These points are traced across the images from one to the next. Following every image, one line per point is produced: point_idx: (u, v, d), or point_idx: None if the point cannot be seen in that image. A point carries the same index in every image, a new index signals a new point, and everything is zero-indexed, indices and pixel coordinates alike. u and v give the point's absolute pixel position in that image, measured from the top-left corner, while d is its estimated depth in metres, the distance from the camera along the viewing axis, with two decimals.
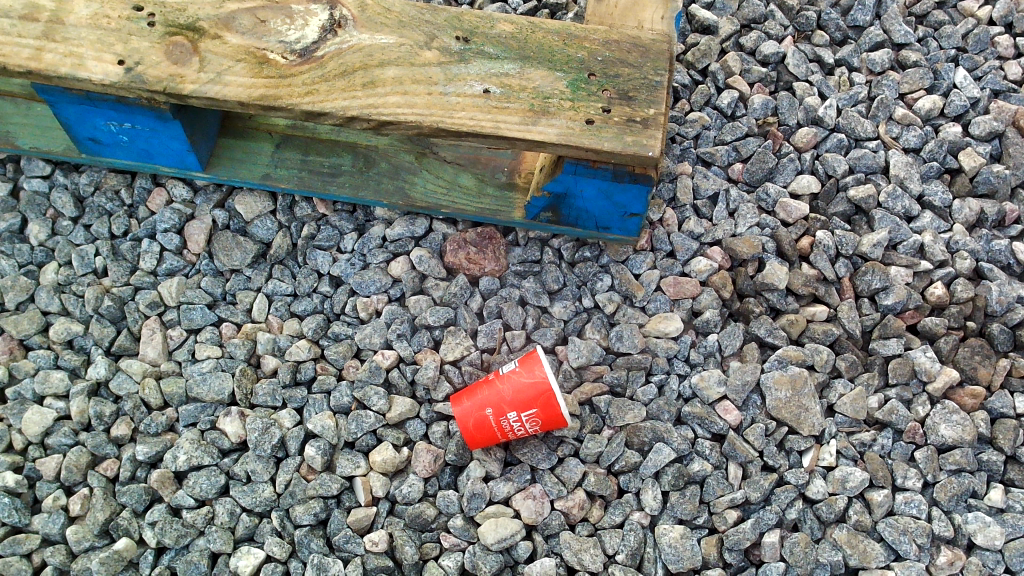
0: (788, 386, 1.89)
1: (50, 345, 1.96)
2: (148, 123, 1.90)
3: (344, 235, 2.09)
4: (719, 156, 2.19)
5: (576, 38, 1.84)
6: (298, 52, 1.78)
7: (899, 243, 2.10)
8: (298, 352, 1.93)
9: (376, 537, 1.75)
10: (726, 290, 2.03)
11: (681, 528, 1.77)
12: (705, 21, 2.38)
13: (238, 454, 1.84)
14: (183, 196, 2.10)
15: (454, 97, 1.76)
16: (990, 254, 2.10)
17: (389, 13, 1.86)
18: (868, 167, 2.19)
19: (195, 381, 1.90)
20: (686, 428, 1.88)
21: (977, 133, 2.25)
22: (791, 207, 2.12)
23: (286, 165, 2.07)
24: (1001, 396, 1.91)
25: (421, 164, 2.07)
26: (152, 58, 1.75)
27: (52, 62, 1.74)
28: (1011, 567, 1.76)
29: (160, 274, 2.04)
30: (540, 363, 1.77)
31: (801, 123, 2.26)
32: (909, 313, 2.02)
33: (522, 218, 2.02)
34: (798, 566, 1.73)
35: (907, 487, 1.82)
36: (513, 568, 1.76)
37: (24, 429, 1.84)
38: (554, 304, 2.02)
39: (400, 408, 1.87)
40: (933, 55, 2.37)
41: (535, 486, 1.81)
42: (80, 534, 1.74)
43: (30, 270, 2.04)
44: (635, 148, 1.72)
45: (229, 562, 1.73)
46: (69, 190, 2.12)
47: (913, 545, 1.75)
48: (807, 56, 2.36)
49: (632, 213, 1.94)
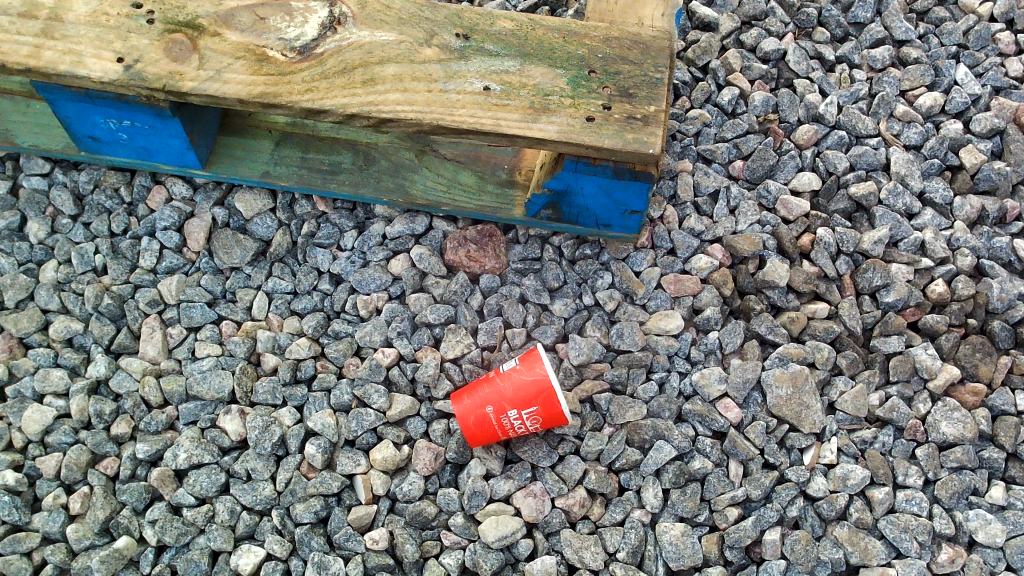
0: (789, 383, 1.88)
1: (50, 343, 1.96)
2: (148, 120, 1.89)
3: (344, 232, 2.08)
4: (719, 154, 2.19)
5: (576, 35, 1.84)
6: (298, 49, 1.78)
7: (900, 240, 2.10)
8: (298, 350, 1.93)
9: (376, 535, 1.75)
10: (726, 287, 2.03)
11: (682, 526, 1.76)
12: (705, 18, 2.38)
13: (238, 452, 1.84)
14: (183, 194, 2.10)
15: (455, 95, 1.76)
16: (991, 251, 2.10)
17: (388, 10, 1.85)
18: (869, 164, 2.19)
19: (195, 379, 1.89)
20: (687, 425, 1.87)
21: (978, 130, 2.25)
22: (792, 204, 2.12)
23: (286, 162, 2.07)
24: (1002, 393, 1.91)
25: (421, 161, 2.07)
26: (152, 55, 1.75)
27: (52, 60, 1.74)
28: (1012, 564, 1.76)
29: (160, 272, 2.04)
30: (540, 361, 1.76)
31: (802, 120, 2.25)
32: (910, 310, 2.02)
33: (522, 216, 2.02)
34: (799, 564, 1.73)
35: (908, 485, 1.82)
36: (513, 566, 1.76)
37: (24, 427, 1.84)
38: (554, 301, 2.02)
39: (401, 406, 1.87)
40: (934, 51, 2.36)
41: (536, 483, 1.81)
42: (80, 533, 1.74)
43: (29, 268, 2.04)
44: (636, 146, 1.72)
45: (230, 560, 1.73)
46: (69, 188, 2.11)
47: (914, 543, 1.74)
48: (807, 53, 2.36)
49: (632, 211, 1.94)
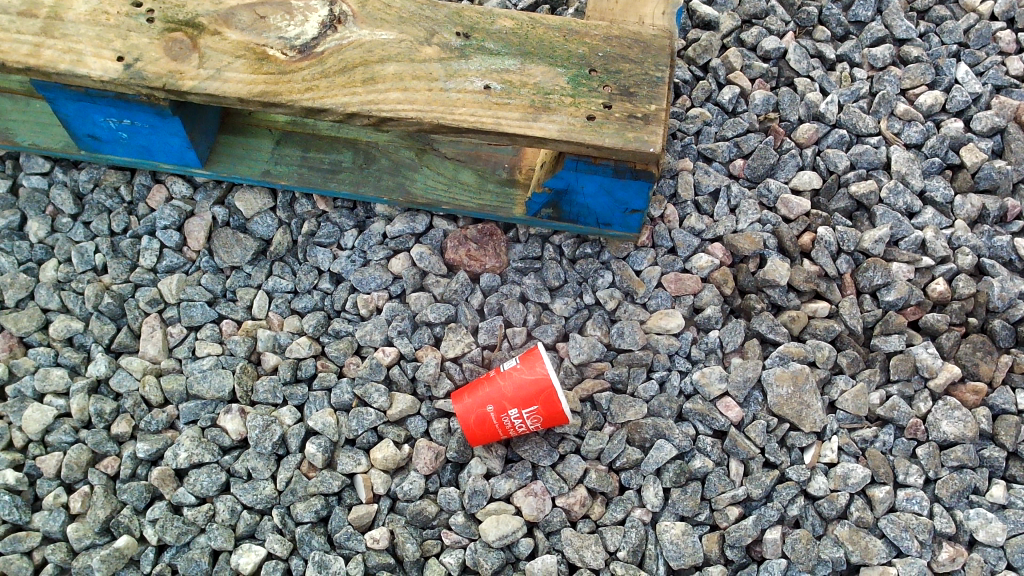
0: (790, 382, 1.88)
1: (50, 342, 1.96)
2: (148, 119, 1.89)
3: (344, 232, 2.08)
4: (719, 153, 2.19)
5: (577, 34, 1.84)
6: (298, 48, 1.78)
7: (901, 239, 2.10)
8: (298, 349, 1.93)
9: (377, 535, 1.75)
10: (727, 286, 2.03)
11: (683, 525, 1.76)
12: (705, 17, 2.38)
13: (239, 452, 1.84)
14: (183, 193, 2.10)
15: (455, 93, 1.75)
16: (992, 250, 2.10)
17: (389, 8, 1.85)
18: (869, 163, 2.19)
19: (195, 378, 1.89)
20: (688, 425, 1.87)
21: (979, 129, 2.25)
22: (793, 203, 2.12)
23: (286, 162, 2.07)
24: (1003, 392, 1.91)
25: (421, 161, 2.07)
26: (152, 54, 1.75)
27: (51, 58, 1.73)
28: (1013, 563, 1.76)
29: (160, 272, 2.04)
30: (541, 360, 1.76)
31: (803, 119, 2.25)
32: (911, 309, 2.02)
33: (523, 215, 2.02)
34: (800, 563, 1.72)
35: (909, 484, 1.82)
36: (514, 565, 1.76)
37: (24, 427, 1.84)
38: (555, 301, 2.01)
39: (401, 405, 1.87)
40: (935, 50, 2.36)
41: (537, 482, 1.81)
42: (81, 532, 1.74)
43: (29, 267, 2.04)
44: (636, 144, 1.71)
45: (230, 560, 1.72)
46: (69, 187, 2.11)
47: (915, 542, 1.74)
48: (808, 51, 2.35)
49: (632, 209, 1.94)
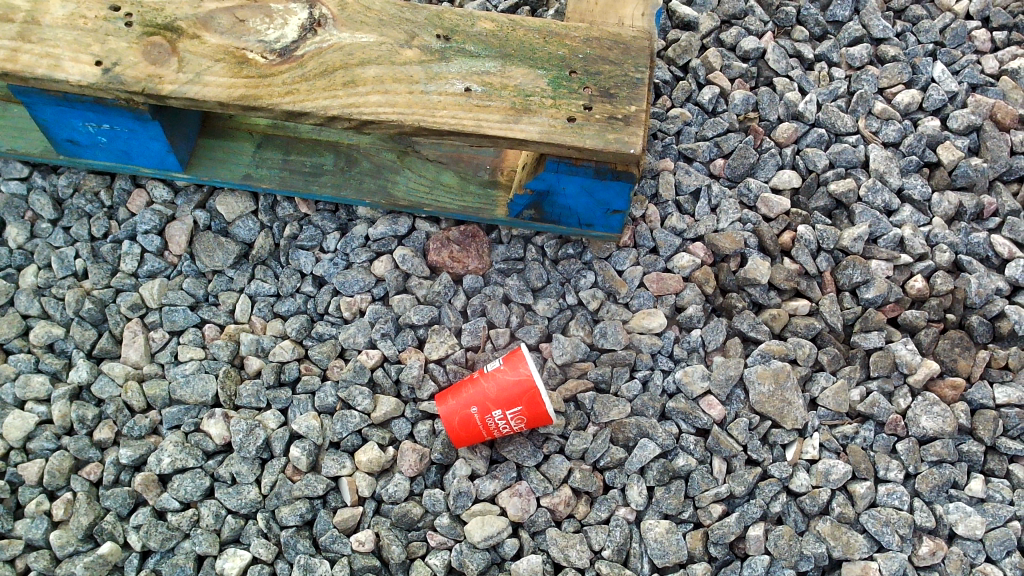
0: (771, 379, 1.89)
1: (30, 348, 1.95)
2: (127, 124, 1.88)
3: (327, 234, 2.08)
4: (700, 153, 2.20)
5: (557, 36, 1.84)
6: (278, 52, 1.77)
7: (880, 236, 2.11)
8: (282, 353, 1.93)
9: (363, 537, 1.75)
10: (709, 285, 2.05)
11: (667, 523, 1.78)
12: (685, 18, 2.39)
13: (223, 456, 1.83)
14: (163, 197, 2.09)
15: (436, 96, 1.76)
16: (970, 246, 2.12)
17: (369, 11, 1.85)
18: (848, 161, 2.21)
19: (179, 383, 1.89)
20: (671, 423, 1.88)
21: (956, 127, 2.28)
22: (772, 202, 2.14)
23: (267, 164, 2.06)
24: (981, 387, 1.93)
25: (402, 162, 2.07)
26: (130, 58, 1.74)
27: (28, 63, 1.72)
28: (992, 555, 1.78)
29: (141, 276, 2.03)
30: (524, 361, 1.77)
31: (782, 119, 2.28)
32: (890, 307, 2.04)
33: (504, 216, 2.02)
34: (783, 559, 1.74)
35: (889, 479, 1.84)
36: (500, 565, 1.77)
37: (6, 435, 1.83)
38: (538, 301, 2.03)
39: (386, 407, 1.87)
40: (911, 49, 2.39)
41: (521, 483, 1.81)
42: (64, 539, 1.73)
43: (8, 272, 2.03)
44: (617, 145, 1.72)
45: (216, 564, 1.73)
46: (48, 192, 2.11)
47: (895, 536, 1.77)
48: (787, 52, 2.38)
49: (614, 210, 1.95)
